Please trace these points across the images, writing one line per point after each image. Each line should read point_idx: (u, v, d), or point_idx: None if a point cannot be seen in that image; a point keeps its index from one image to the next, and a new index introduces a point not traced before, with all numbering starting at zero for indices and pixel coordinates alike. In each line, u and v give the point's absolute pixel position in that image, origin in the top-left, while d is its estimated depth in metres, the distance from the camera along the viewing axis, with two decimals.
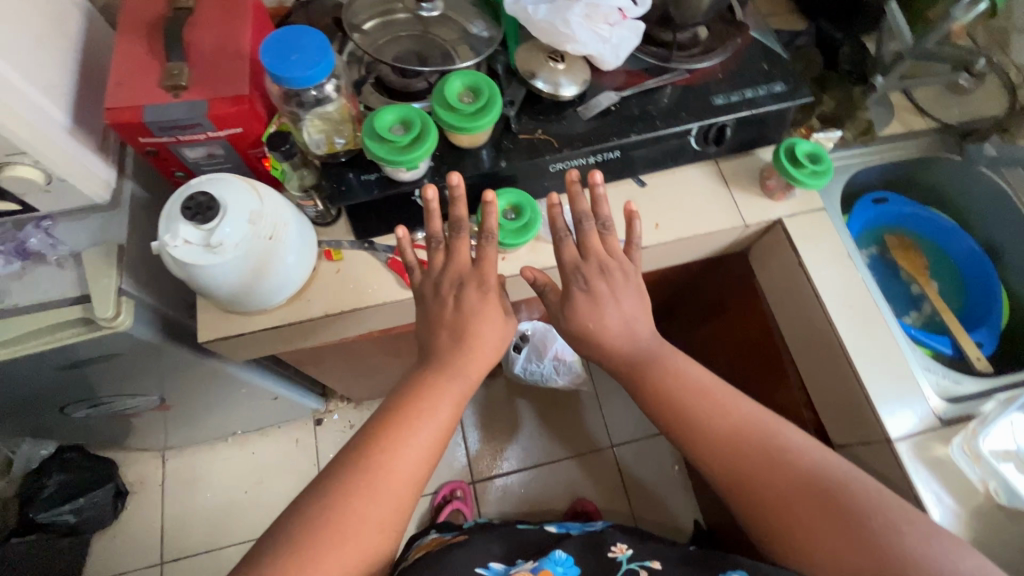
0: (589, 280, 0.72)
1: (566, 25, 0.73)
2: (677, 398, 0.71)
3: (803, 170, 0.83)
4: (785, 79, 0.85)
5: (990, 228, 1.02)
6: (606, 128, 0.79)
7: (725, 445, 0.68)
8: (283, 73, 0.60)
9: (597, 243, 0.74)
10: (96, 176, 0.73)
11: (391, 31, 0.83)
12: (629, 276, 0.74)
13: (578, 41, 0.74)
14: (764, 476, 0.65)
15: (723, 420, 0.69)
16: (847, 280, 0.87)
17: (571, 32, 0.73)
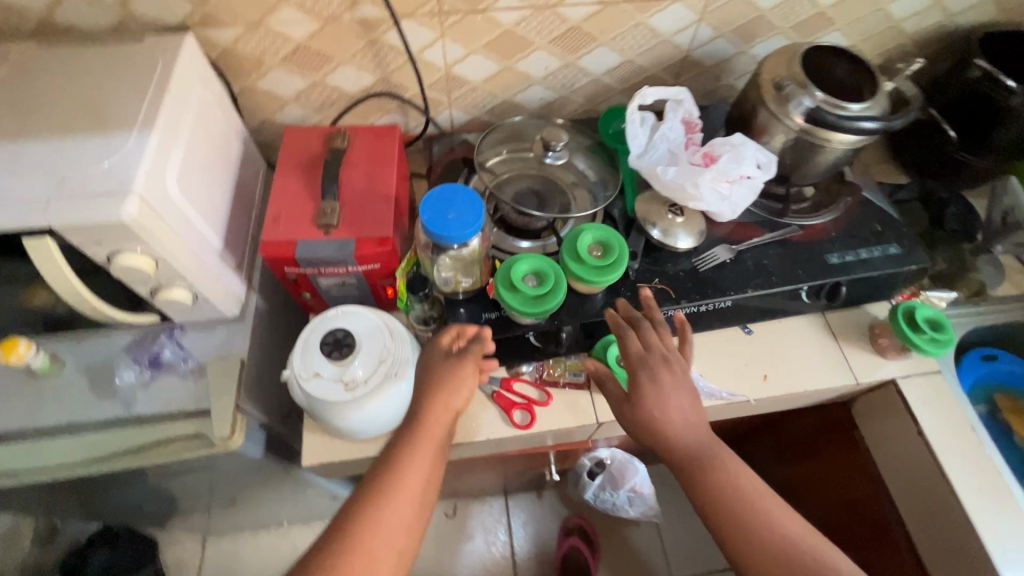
0: (657, 373, 0.66)
1: (693, 185, 0.76)
2: (727, 502, 0.62)
3: (923, 336, 0.80)
4: (900, 241, 0.85)
5: None
6: (722, 281, 0.79)
7: (766, 552, 0.59)
8: (442, 232, 0.62)
9: (657, 338, 0.69)
10: (232, 293, 0.76)
11: (512, 170, 0.88)
12: (686, 382, 0.67)
13: (703, 198, 0.76)
14: None
15: (768, 530, 0.60)
16: (972, 454, 0.81)
17: (698, 191, 0.76)
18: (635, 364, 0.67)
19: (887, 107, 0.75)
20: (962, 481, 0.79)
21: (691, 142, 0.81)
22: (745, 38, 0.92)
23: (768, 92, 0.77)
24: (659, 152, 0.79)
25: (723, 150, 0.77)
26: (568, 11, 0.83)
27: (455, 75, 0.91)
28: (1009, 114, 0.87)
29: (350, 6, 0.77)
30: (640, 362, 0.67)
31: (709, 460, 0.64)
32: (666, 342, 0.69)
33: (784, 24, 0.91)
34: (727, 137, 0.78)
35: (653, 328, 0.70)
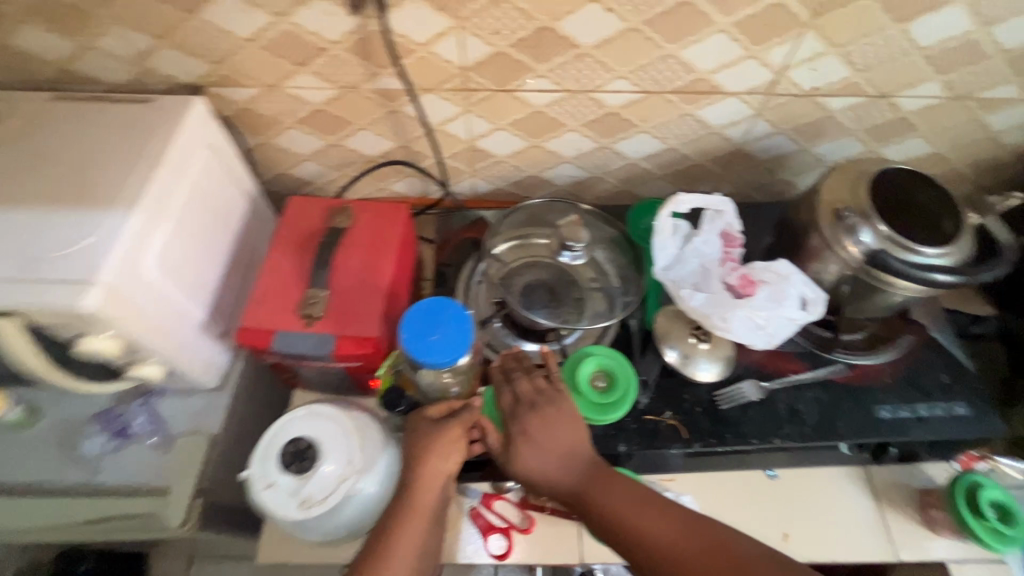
0: (526, 426, 0.62)
1: (725, 315, 0.66)
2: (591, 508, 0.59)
3: (984, 523, 0.67)
4: (969, 400, 0.72)
5: None
6: (745, 425, 0.69)
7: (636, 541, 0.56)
8: (422, 356, 0.55)
9: (526, 386, 0.65)
10: (214, 364, 0.72)
11: (526, 259, 0.81)
12: (548, 418, 0.63)
13: (733, 331, 0.66)
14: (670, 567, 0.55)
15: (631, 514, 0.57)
16: None
17: (728, 322, 0.66)
18: (506, 421, 0.64)
19: (970, 256, 0.63)
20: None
21: (727, 259, 0.71)
22: (807, 137, 0.82)
23: (825, 216, 0.66)
24: (689, 268, 0.70)
25: (763, 279, 0.67)
26: (607, 97, 0.75)
27: (479, 148, 0.84)
28: None
29: (371, 77, 0.72)
30: (511, 417, 0.64)
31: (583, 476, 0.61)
32: (542, 383, 0.66)
33: (856, 126, 0.80)
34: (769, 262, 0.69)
35: (524, 375, 0.67)
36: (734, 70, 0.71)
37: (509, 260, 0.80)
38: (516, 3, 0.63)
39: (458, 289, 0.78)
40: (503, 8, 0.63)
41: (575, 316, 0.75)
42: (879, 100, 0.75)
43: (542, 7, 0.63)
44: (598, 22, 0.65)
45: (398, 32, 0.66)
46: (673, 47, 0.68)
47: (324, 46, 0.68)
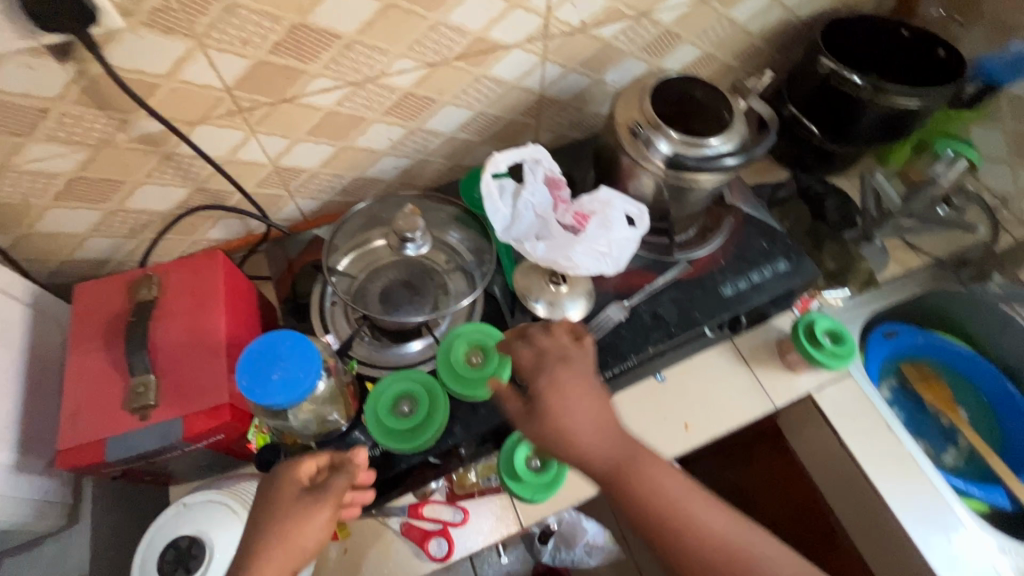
0: (554, 377, 0.60)
1: (569, 256, 0.69)
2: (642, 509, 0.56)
3: (823, 350, 0.79)
4: (788, 254, 0.83)
5: (1003, 351, 0.98)
6: (622, 345, 0.73)
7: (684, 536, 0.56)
8: (262, 399, 0.51)
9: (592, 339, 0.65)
10: (53, 500, 0.62)
11: (373, 265, 0.78)
12: (588, 379, 0.61)
13: (581, 267, 0.70)
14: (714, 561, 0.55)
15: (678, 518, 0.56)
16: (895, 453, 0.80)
17: (574, 261, 0.69)
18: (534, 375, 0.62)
19: (746, 136, 0.72)
20: (891, 487, 0.77)
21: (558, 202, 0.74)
22: (596, 68, 0.86)
23: (625, 137, 0.71)
24: (526, 222, 0.72)
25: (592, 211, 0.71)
26: (394, 80, 0.72)
27: (286, 167, 0.78)
28: (864, 106, 0.86)
29: (121, 126, 0.63)
30: (538, 370, 0.62)
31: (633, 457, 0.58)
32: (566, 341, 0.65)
33: (632, 48, 0.85)
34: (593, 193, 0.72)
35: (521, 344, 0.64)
36: (505, 23, 0.72)
37: (358, 273, 0.77)
38: (253, 6, 0.57)
39: (312, 318, 0.73)
40: (240, 14, 0.58)
41: (441, 304, 0.74)
42: (642, 19, 0.81)
43: (284, 5, 0.59)
44: (351, 6, 0.62)
45: (128, 69, 0.57)
46: (437, 14, 0.67)
47: (43, 106, 0.57)
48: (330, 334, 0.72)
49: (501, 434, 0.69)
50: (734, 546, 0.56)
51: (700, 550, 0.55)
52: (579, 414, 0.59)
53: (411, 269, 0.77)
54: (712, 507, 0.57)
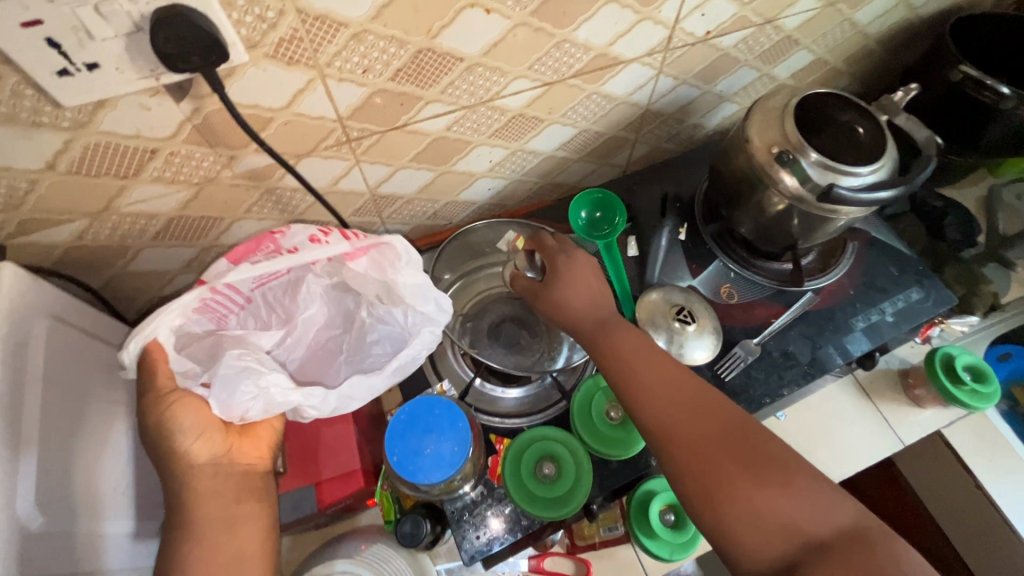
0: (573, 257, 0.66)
1: (237, 360, 0.52)
2: (612, 356, 0.58)
3: (963, 388, 0.74)
4: (918, 281, 0.77)
5: None
6: (751, 385, 0.70)
7: (654, 388, 0.55)
8: (418, 475, 0.49)
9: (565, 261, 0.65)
10: (141, 566, 0.57)
11: (470, 302, 0.75)
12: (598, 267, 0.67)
13: (249, 408, 0.51)
14: (668, 412, 0.53)
15: (640, 378, 0.56)
16: None
17: (254, 401, 0.51)
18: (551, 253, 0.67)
19: (897, 162, 0.65)
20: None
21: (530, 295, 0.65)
22: (708, 78, 0.79)
23: (763, 160, 0.66)
24: (274, 267, 0.55)
25: (397, 325, 0.62)
26: (508, 101, 0.66)
27: (383, 195, 0.73)
28: (1002, 118, 0.79)
29: (229, 162, 0.57)
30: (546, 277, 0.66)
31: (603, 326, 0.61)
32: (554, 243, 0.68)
33: (748, 56, 0.78)
34: (420, 273, 0.59)
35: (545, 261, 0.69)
36: (630, 37, 0.65)
37: (461, 308, 0.74)
38: (381, 31, 0.51)
39: None
40: (368, 40, 0.51)
41: (553, 344, 0.71)
42: (765, 26, 0.74)
43: (412, 28, 0.52)
44: (480, 27, 0.55)
45: (245, 104, 0.52)
46: (565, 31, 0.60)
47: (152, 147, 0.52)
48: (444, 380, 0.68)
49: (631, 484, 0.65)
50: (694, 415, 0.53)
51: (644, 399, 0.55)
52: (636, 364, 0.57)
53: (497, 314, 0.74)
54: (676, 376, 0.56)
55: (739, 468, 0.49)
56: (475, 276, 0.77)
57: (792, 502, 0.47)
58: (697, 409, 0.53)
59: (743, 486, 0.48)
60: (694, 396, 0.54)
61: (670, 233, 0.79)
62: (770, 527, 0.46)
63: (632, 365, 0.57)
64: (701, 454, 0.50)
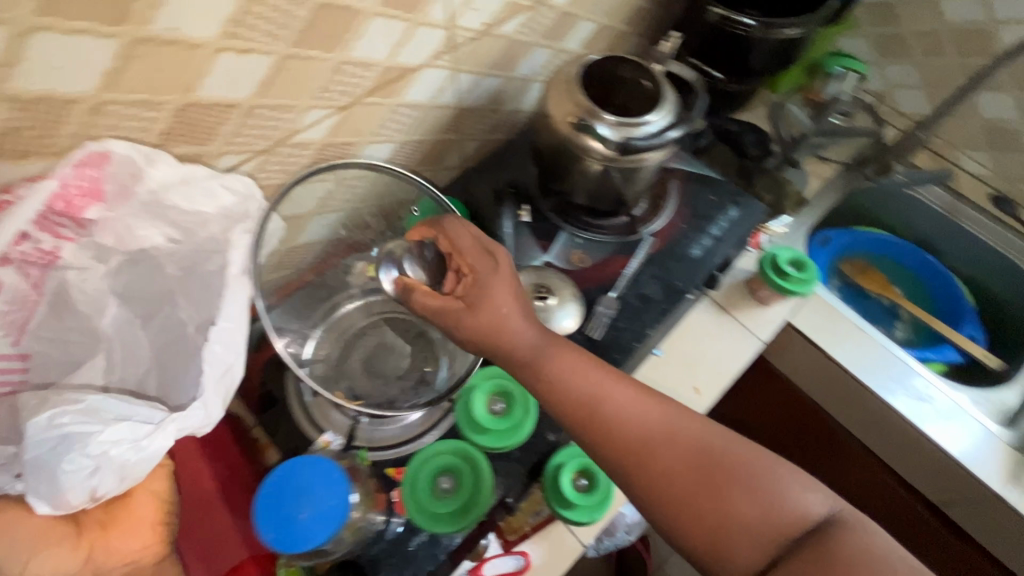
0: (483, 280, 0.59)
1: (42, 434, 0.43)
2: (573, 393, 0.57)
3: (789, 279, 0.85)
4: (733, 200, 0.87)
5: (914, 228, 1.10)
6: (622, 336, 0.75)
7: (624, 420, 0.56)
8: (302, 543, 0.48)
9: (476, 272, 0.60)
10: None
11: (336, 343, 0.73)
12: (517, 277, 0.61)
13: (99, 481, 0.44)
14: (641, 444, 0.55)
15: (608, 411, 0.56)
16: (864, 348, 0.88)
17: (98, 475, 0.44)
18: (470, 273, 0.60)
19: (678, 104, 0.72)
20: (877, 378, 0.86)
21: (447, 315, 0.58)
22: (506, 66, 0.83)
23: (566, 131, 0.70)
24: (14, 282, 0.47)
25: (191, 246, 0.57)
26: (310, 133, 0.64)
27: None
28: (756, 45, 0.91)
29: None
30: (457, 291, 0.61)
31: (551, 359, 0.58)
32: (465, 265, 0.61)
33: (535, 38, 0.83)
34: (178, 166, 0.53)
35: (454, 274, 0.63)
36: (410, 45, 0.66)
37: (328, 351, 0.72)
38: (125, 97, 0.47)
39: (296, 408, 0.67)
40: (113, 110, 0.47)
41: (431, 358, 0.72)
42: (539, 8, 0.79)
43: (162, 86, 0.49)
44: (242, 68, 0.53)
45: None
46: (339, 53, 0.60)
47: None
48: (327, 431, 0.65)
49: (540, 465, 0.67)
50: (664, 441, 0.55)
51: (617, 430, 0.55)
52: (608, 389, 0.58)
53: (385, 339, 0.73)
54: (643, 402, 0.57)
55: (711, 490, 0.52)
56: (336, 314, 0.75)
57: (759, 512, 0.51)
58: (671, 429, 0.56)
59: (725, 500, 0.52)
60: (665, 418, 0.56)
61: (516, 217, 0.82)
62: (744, 539, 0.51)
63: (598, 398, 0.57)
64: (679, 480, 0.53)
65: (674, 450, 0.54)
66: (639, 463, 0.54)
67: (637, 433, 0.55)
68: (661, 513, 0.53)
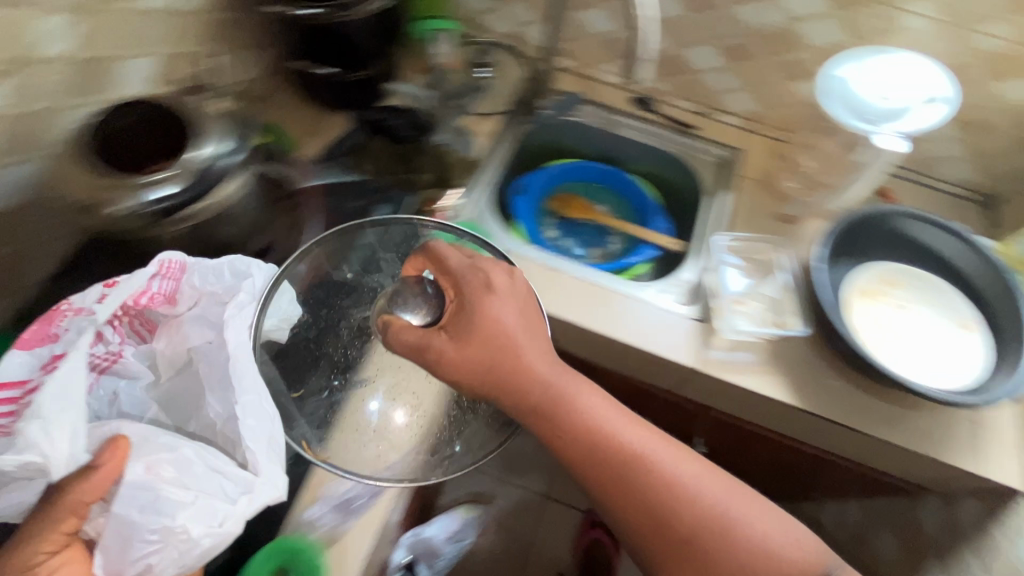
0: (479, 299, 0.62)
1: (134, 485, 0.48)
2: (484, 342, 0.60)
3: None
4: (379, 200, 0.85)
5: (593, 146, 1.16)
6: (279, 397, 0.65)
7: (518, 378, 0.59)
8: None
9: (472, 294, 0.62)
10: None
11: None
12: (489, 274, 0.64)
13: (158, 563, 0.48)
14: (532, 387, 0.60)
15: (521, 352, 0.61)
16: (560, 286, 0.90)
17: (156, 561, 0.48)
18: (461, 279, 0.64)
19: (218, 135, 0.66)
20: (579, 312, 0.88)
21: (434, 353, 0.59)
22: (34, 145, 0.67)
23: (92, 204, 0.58)
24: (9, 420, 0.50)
25: (218, 348, 0.60)
26: None
27: None
28: (342, 29, 0.84)
29: None
30: (461, 275, 0.64)
31: (468, 301, 0.62)
32: (467, 259, 0.65)
33: (58, 103, 0.69)
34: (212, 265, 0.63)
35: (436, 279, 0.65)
36: None
37: None
38: None
39: None
40: None
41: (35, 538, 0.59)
42: (30, 69, 0.64)
43: None
44: None
45: None
46: None
47: None
48: None
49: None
50: (548, 395, 0.60)
51: (524, 379, 0.60)
52: (527, 332, 0.62)
53: (388, 399, 0.68)
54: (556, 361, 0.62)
55: (620, 434, 0.61)
56: None
57: (663, 464, 0.61)
58: (576, 386, 0.62)
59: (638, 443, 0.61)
60: (558, 374, 0.61)
61: None
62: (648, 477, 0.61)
63: (506, 330, 0.61)
64: (583, 412, 0.61)
65: (578, 403, 0.61)
66: (528, 402, 0.60)
67: (539, 386, 0.60)
68: (558, 434, 0.60)
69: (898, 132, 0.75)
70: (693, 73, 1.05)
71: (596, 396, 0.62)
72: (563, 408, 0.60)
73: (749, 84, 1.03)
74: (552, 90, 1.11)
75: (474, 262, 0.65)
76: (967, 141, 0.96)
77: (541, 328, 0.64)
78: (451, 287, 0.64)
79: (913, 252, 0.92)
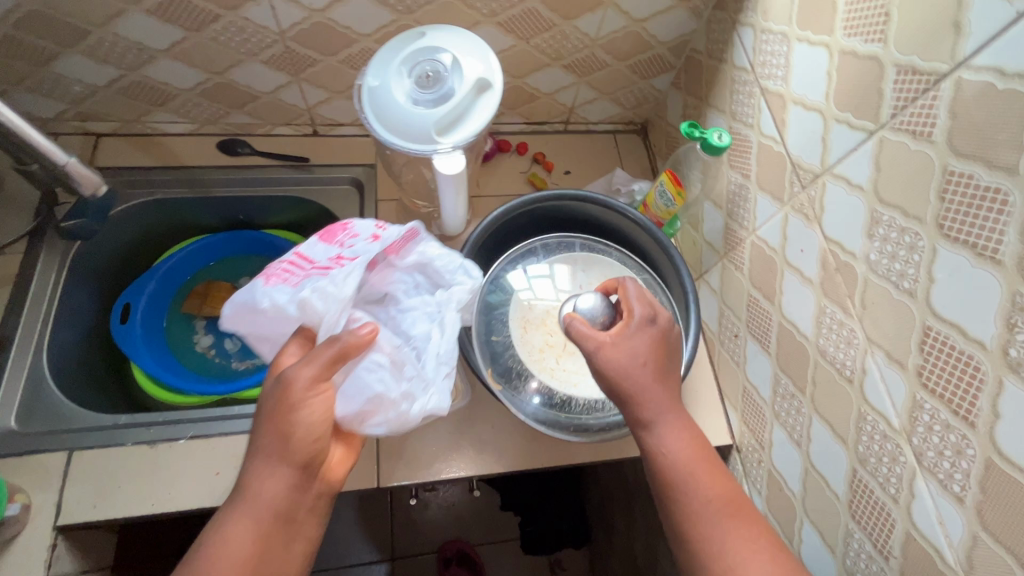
0: (636, 343, 0.56)
1: (367, 394, 0.56)
2: (618, 372, 0.55)
3: None
4: None
5: (200, 216, 0.89)
6: None
7: (667, 416, 0.55)
8: None
9: (635, 306, 0.59)
10: None
11: None
12: (638, 326, 0.58)
13: (389, 413, 0.57)
14: (657, 390, 0.56)
15: (685, 430, 0.55)
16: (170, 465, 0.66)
17: (399, 419, 0.57)
18: (630, 308, 0.59)
19: None
20: (199, 485, 0.65)
21: (595, 341, 0.57)
22: None
23: None
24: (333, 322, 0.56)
25: (428, 322, 0.62)
26: None
27: None
28: None
29: None
30: (636, 319, 0.58)
31: (624, 330, 0.57)
32: (645, 314, 0.59)
33: None
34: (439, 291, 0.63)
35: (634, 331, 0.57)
36: None
37: None
38: None
39: None
40: None
41: None
42: None
43: None
44: None
45: None
46: None
47: None
48: None
49: None
50: (624, 395, 0.56)
51: (647, 403, 0.55)
52: (647, 357, 0.56)
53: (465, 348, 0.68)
54: (682, 417, 0.56)
55: (693, 478, 0.53)
56: None
57: (718, 536, 0.51)
58: (665, 398, 0.56)
59: (711, 519, 0.52)
60: (699, 463, 0.54)
61: None
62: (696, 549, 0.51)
63: (645, 383, 0.55)
64: (668, 468, 0.54)
65: (656, 418, 0.55)
66: (647, 433, 0.55)
67: (665, 467, 0.54)
68: (652, 451, 0.55)
69: (456, 143, 0.59)
70: (264, 96, 0.80)
71: (676, 419, 0.55)
72: (649, 428, 0.55)
73: (339, 92, 0.80)
74: (106, 169, 0.81)
75: (638, 310, 0.59)
76: (590, 83, 0.85)
77: (669, 343, 0.58)
78: (632, 305, 0.59)
79: (579, 220, 0.82)
